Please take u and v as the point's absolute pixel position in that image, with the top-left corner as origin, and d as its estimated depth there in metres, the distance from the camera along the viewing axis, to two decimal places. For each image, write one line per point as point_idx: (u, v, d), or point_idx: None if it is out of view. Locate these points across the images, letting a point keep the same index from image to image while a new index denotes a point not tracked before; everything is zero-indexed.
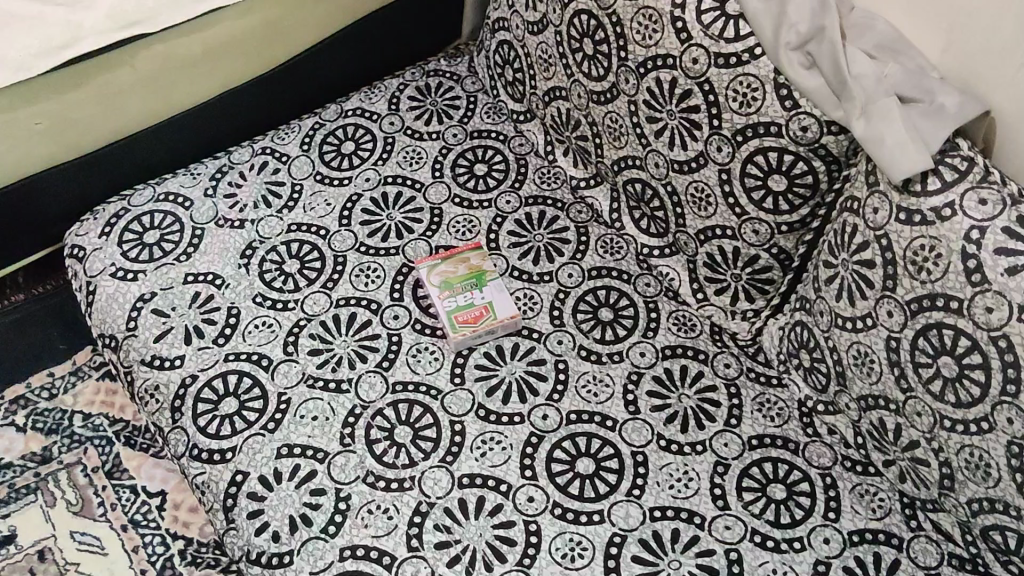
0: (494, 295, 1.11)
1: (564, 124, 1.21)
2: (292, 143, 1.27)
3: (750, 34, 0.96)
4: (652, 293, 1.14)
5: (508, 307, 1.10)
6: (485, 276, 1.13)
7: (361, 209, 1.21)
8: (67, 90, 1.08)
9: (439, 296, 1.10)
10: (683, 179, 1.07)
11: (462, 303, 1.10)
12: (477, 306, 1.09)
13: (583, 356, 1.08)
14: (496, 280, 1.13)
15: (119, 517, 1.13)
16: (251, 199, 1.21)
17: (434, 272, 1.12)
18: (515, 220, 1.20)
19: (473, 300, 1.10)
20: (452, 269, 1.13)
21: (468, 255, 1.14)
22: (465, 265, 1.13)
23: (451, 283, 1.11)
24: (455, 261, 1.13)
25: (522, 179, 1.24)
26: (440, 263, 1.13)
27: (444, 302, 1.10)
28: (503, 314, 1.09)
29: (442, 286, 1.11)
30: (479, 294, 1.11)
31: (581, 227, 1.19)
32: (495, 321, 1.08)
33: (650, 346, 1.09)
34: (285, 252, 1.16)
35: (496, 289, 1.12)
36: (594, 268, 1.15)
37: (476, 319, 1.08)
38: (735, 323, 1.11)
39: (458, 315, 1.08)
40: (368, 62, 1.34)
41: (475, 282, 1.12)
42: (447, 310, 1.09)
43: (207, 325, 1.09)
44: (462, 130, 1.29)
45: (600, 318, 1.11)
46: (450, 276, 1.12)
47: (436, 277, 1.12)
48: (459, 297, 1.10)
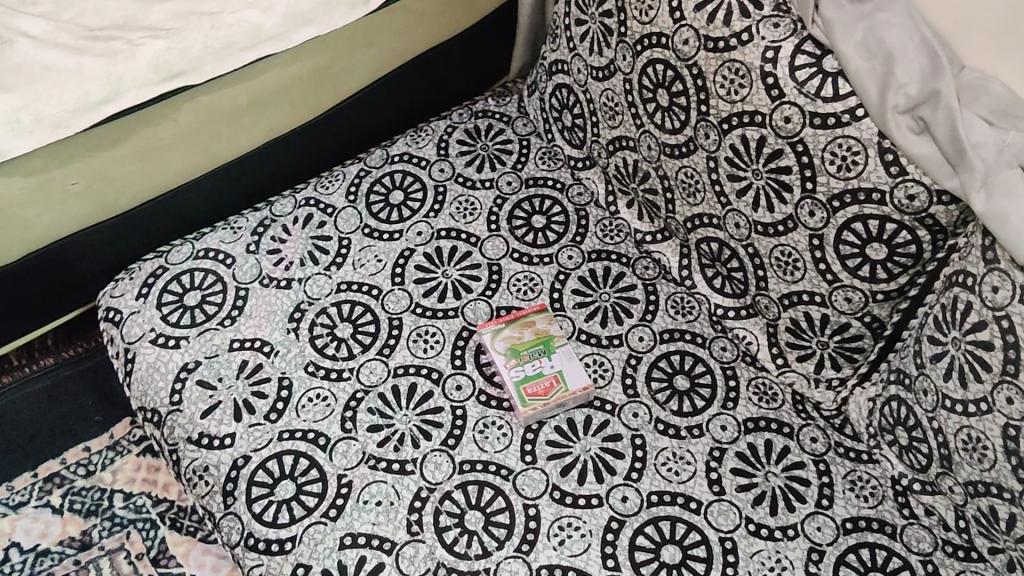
0: (564, 364, 1.04)
1: (630, 175, 1.14)
2: (337, 193, 1.19)
3: (852, 94, 0.90)
4: (729, 358, 1.07)
5: (580, 378, 1.03)
6: (553, 342, 1.06)
7: (415, 265, 1.13)
8: (109, 147, 1.01)
9: (505, 365, 1.03)
10: (768, 242, 1.01)
11: (530, 372, 1.02)
12: (547, 377, 1.02)
13: (661, 430, 1.01)
14: (565, 347, 1.06)
15: None
16: (297, 256, 1.14)
17: (499, 336, 1.05)
18: (579, 277, 1.12)
19: (542, 370, 1.03)
20: (518, 334, 1.05)
21: (534, 318, 1.07)
22: (531, 329, 1.06)
23: (518, 349, 1.04)
24: (520, 325, 1.06)
25: (584, 231, 1.16)
26: (505, 327, 1.06)
27: (511, 372, 1.02)
28: (575, 385, 1.02)
29: (509, 353, 1.04)
30: (547, 363, 1.03)
31: (649, 285, 1.12)
32: (568, 393, 1.01)
33: (732, 419, 1.02)
34: (336, 315, 1.09)
35: (565, 357, 1.04)
36: (665, 330, 1.08)
37: (547, 391, 1.01)
38: (819, 392, 1.04)
39: (528, 386, 1.01)
40: (416, 102, 1.27)
41: (543, 349, 1.05)
42: (515, 380, 1.02)
43: (258, 399, 1.02)
44: (517, 178, 1.21)
45: (676, 387, 1.04)
46: (517, 342, 1.05)
47: (501, 343, 1.05)
48: (527, 366, 1.03)
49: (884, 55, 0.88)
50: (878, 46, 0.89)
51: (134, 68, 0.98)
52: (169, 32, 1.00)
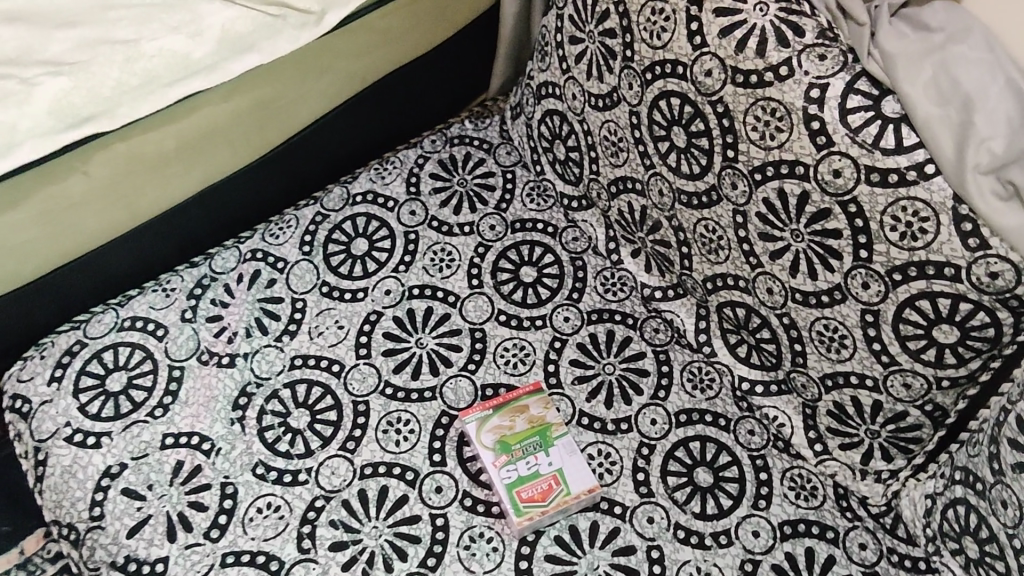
0: (564, 461, 0.87)
1: (636, 222, 0.98)
2: (289, 244, 1.02)
3: (919, 146, 0.71)
4: (758, 445, 0.90)
5: (584, 476, 0.86)
6: (551, 433, 0.89)
7: (383, 332, 0.96)
8: (5, 211, 0.82)
9: (494, 463, 0.86)
10: (808, 313, 0.84)
11: (525, 472, 0.85)
12: (545, 478, 0.85)
13: (681, 538, 0.85)
14: (566, 438, 0.89)
15: None
16: (241, 325, 0.96)
17: (485, 427, 0.88)
18: (577, 344, 0.95)
19: (539, 469, 0.86)
20: (508, 424, 0.88)
21: (527, 403, 0.90)
22: (524, 416, 0.89)
23: (508, 443, 0.87)
24: (511, 413, 0.89)
25: (581, 286, 0.99)
26: (493, 415, 0.89)
27: (502, 472, 0.85)
28: (579, 487, 0.85)
29: (498, 448, 0.87)
30: (545, 461, 0.87)
31: (660, 353, 0.95)
32: (570, 498, 0.84)
33: (765, 522, 0.86)
34: (289, 400, 0.91)
35: (566, 451, 0.88)
36: (682, 411, 0.92)
37: (545, 495, 0.84)
38: (866, 486, 0.88)
39: (522, 490, 0.84)
40: (379, 130, 1.09)
41: (539, 442, 0.88)
42: (506, 483, 0.85)
43: (196, 512, 0.85)
44: (501, 220, 1.04)
45: (697, 483, 0.87)
46: (507, 434, 0.88)
47: (489, 436, 0.87)
48: (520, 464, 0.86)
49: (962, 99, 0.69)
50: (953, 87, 0.70)
51: (30, 113, 0.79)
52: (73, 67, 0.82)
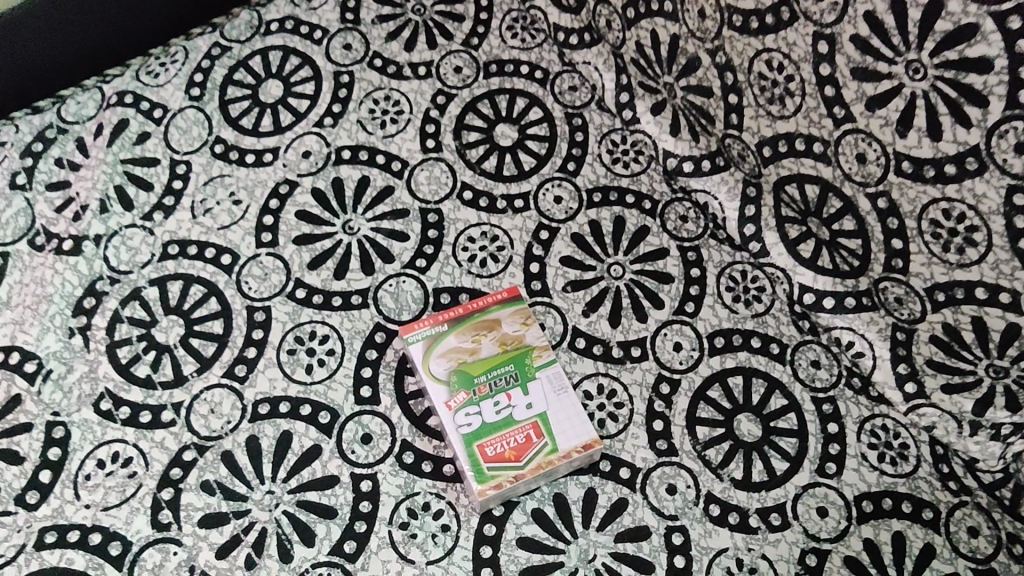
0: (550, 400, 0.59)
1: (661, 62, 0.69)
2: (173, 85, 0.73)
3: None
4: (825, 384, 0.63)
5: (578, 424, 0.59)
6: (531, 359, 0.61)
7: (296, 211, 0.67)
8: None
9: (446, 403, 0.59)
10: (920, 191, 0.56)
11: (491, 418, 0.58)
12: (520, 427, 0.58)
13: (715, 517, 0.59)
14: (553, 365, 0.61)
15: None
16: (95, 195, 0.68)
17: (436, 351, 0.61)
18: (572, 233, 0.67)
19: (513, 413, 0.59)
20: (469, 347, 0.61)
21: (498, 316, 0.62)
22: (493, 336, 0.62)
23: (469, 375, 0.60)
24: (474, 331, 0.62)
25: (580, 153, 0.71)
26: (446, 333, 0.61)
27: (457, 418, 0.58)
28: (570, 441, 0.58)
29: (452, 382, 0.60)
30: (521, 400, 0.59)
31: (689, 249, 0.67)
32: (557, 457, 0.57)
33: (836, 496, 0.59)
34: (157, 304, 0.64)
35: (553, 386, 0.60)
36: (716, 332, 0.64)
37: (518, 453, 0.57)
38: (978, 446, 0.60)
39: (486, 445, 0.57)
40: None
41: (513, 373, 0.60)
42: (464, 434, 0.58)
43: (7, 467, 0.58)
44: (471, 61, 0.75)
45: (739, 437, 0.61)
46: (467, 362, 0.60)
47: (440, 364, 0.60)
48: (485, 406, 0.59)
49: None
50: None
51: None
52: None
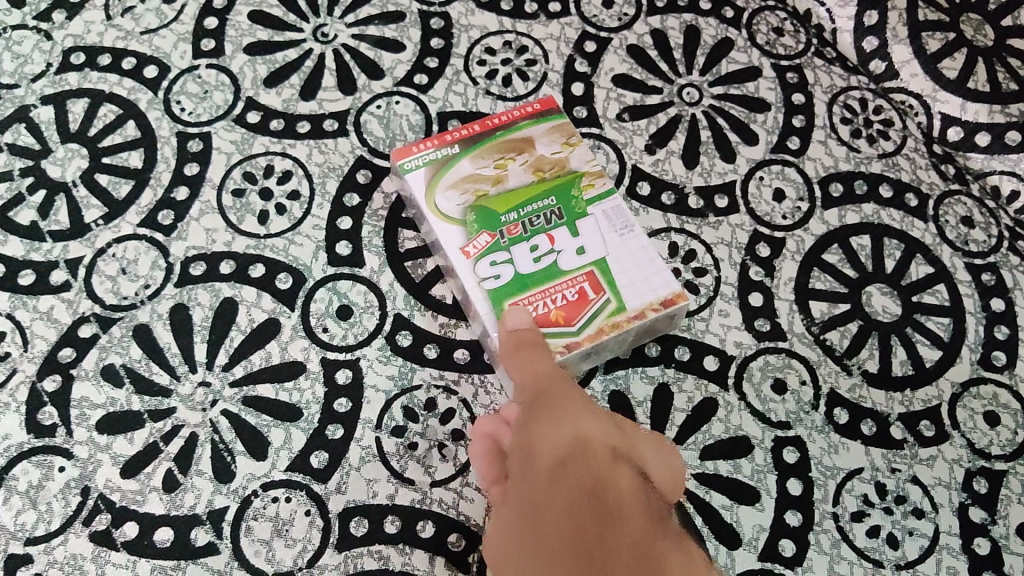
0: (611, 242, 0.41)
1: None
2: None
3: None
4: (983, 247, 0.45)
5: (654, 273, 0.40)
6: (580, 187, 0.42)
7: (250, 14, 0.49)
8: None
9: (461, 250, 0.40)
10: None
11: (526, 269, 0.40)
12: (570, 281, 0.40)
13: (843, 426, 0.41)
14: (613, 196, 0.42)
15: None
16: None
17: (446, 178, 0.42)
18: (629, 46, 0.49)
19: (558, 261, 0.40)
20: (493, 173, 0.42)
21: (531, 133, 0.43)
22: (524, 157, 0.43)
23: (493, 211, 0.41)
24: (498, 152, 0.43)
25: None
26: (458, 154, 0.42)
27: (478, 270, 0.40)
28: (643, 297, 0.39)
29: (469, 220, 0.41)
30: (569, 243, 0.41)
31: (788, 69, 0.49)
32: (625, 321, 0.39)
33: (1008, 398, 0.42)
34: (49, 128, 0.45)
35: (613, 223, 0.41)
36: (831, 177, 0.46)
37: (569, 315, 0.39)
38: None
39: (522, 306, 0.39)
40: None
41: (556, 206, 0.42)
42: (490, 292, 0.39)
43: None
44: None
45: (870, 317, 0.43)
46: (488, 192, 0.42)
47: (451, 195, 0.41)
48: (519, 252, 0.40)
49: None
50: None
51: None
52: None
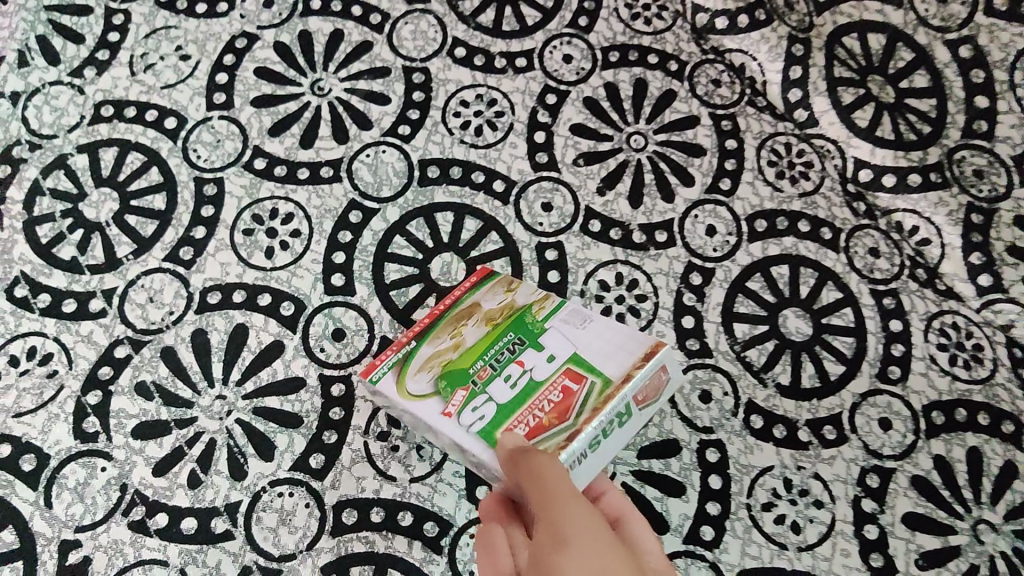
0: (575, 339, 0.42)
1: None
2: None
3: None
4: (886, 275, 0.53)
5: (621, 343, 0.41)
6: (532, 312, 0.43)
7: (256, 69, 0.56)
8: None
9: (442, 413, 0.40)
10: (1014, 34, 0.48)
11: (507, 398, 0.40)
12: (550, 383, 0.40)
13: (759, 431, 0.49)
14: (565, 307, 0.43)
15: None
16: (13, 45, 0.56)
17: (415, 372, 0.42)
18: (586, 98, 0.57)
19: (533, 374, 0.40)
20: (453, 345, 0.42)
21: (478, 296, 0.45)
22: (476, 314, 0.43)
23: (460, 367, 0.41)
24: (454, 325, 0.43)
25: (595, 5, 0.59)
26: (417, 347, 0.42)
27: (462, 420, 0.40)
28: (623, 362, 0.40)
29: (443, 388, 0.41)
30: (540, 364, 0.41)
31: (724, 117, 0.57)
32: (615, 394, 0.39)
33: (900, 406, 0.50)
34: (83, 174, 0.53)
35: (573, 323, 0.42)
36: (757, 214, 0.54)
37: (561, 413, 0.39)
38: None
39: (514, 426, 0.38)
40: None
41: (516, 337, 0.42)
42: (478, 431, 0.39)
43: None
44: None
45: (785, 336, 0.51)
46: (452, 357, 0.42)
47: (420, 377, 0.41)
48: (494, 387, 0.40)
49: None
50: None
51: None
52: None
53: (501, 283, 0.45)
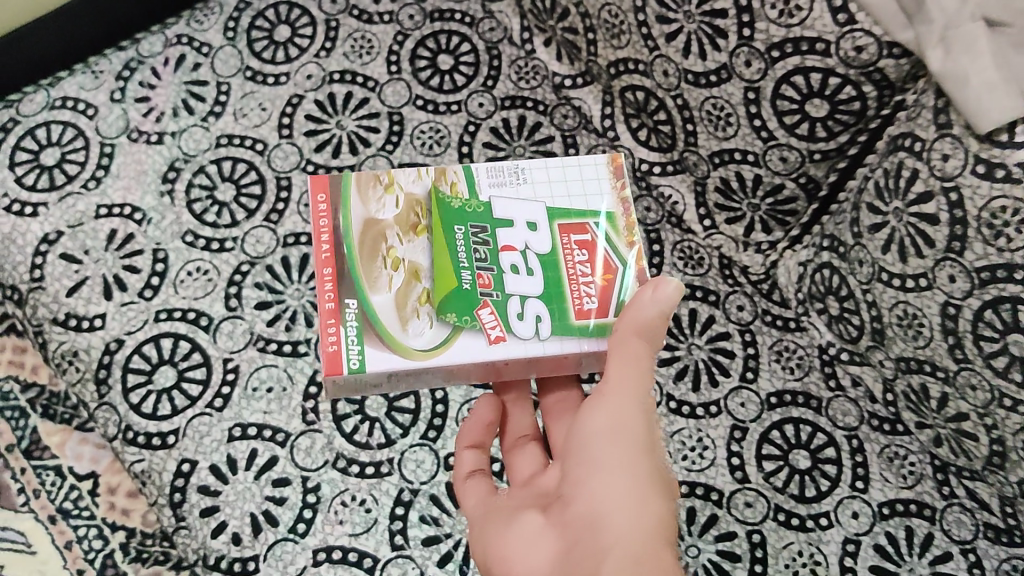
0: (541, 200, 0.65)
1: (547, 11, 1.03)
2: (214, 29, 1.04)
3: None
4: (653, 221, 0.98)
5: (575, 186, 0.66)
6: (451, 198, 0.64)
7: (304, 115, 1.01)
8: None
9: (493, 334, 0.61)
10: (698, 93, 0.92)
11: (539, 278, 0.63)
12: (562, 245, 0.64)
13: None
14: (476, 177, 0.65)
15: (46, 508, 0.85)
16: (169, 105, 1.01)
17: (391, 320, 0.61)
18: (490, 127, 1.01)
19: (536, 249, 0.63)
20: (400, 273, 0.62)
21: (360, 212, 0.64)
22: (406, 231, 0.64)
23: (454, 288, 0.61)
24: (374, 263, 0.62)
25: (495, 74, 1.04)
26: (362, 300, 0.61)
27: (523, 331, 0.61)
28: (600, 186, 0.66)
29: (459, 320, 0.61)
30: (521, 240, 0.64)
31: (569, 136, 1.02)
32: (617, 217, 0.65)
33: None
34: (215, 175, 0.97)
35: (515, 191, 0.65)
36: None
37: (602, 266, 0.63)
38: (748, 256, 0.97)
39: (579, 301, 0.62)
40: None
41: (475, 231, 0.64)
42: (552, 330, 0.61)
43: (131, 275, 0.91)
44: (419, 10, 1.06)
45: None
46: (419, 286, 0.62)
47: (417, 326, 0.61)
48: (518, 280, 0.63)
49: None
50: None
51: None
52: None
53: (353, 197, 0.64)
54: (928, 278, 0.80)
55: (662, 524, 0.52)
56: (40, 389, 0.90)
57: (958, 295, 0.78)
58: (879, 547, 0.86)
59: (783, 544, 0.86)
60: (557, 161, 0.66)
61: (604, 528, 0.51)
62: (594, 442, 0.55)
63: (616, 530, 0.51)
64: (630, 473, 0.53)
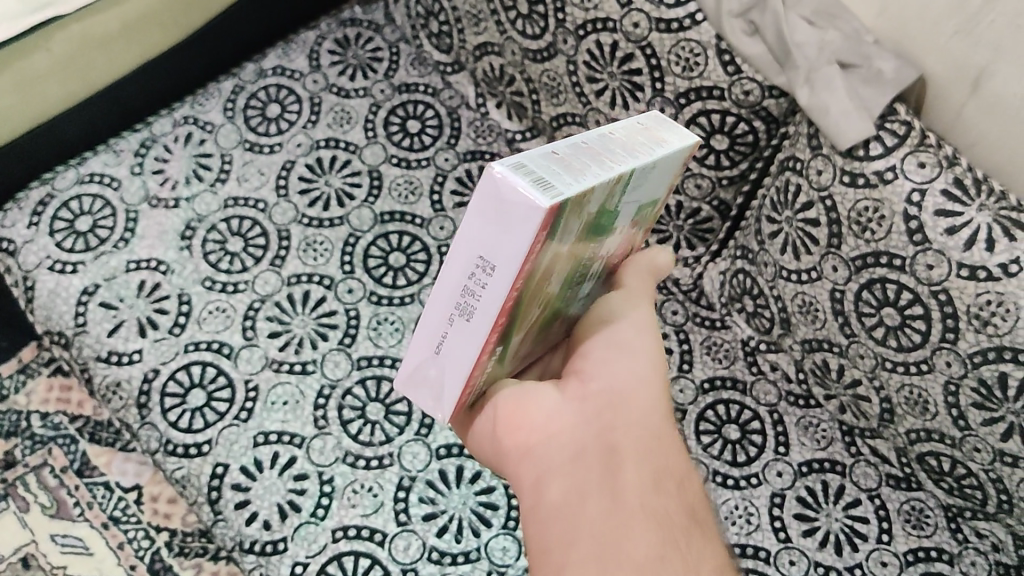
0: (646, 192, 0.66)
1: (497, 79, 1.24)
2: (215, 109, 1.22)
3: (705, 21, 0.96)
4: None
5: (673, 166, 0.66)
6: (605, 206, 0.59)
7: (298, 177, 1.19)
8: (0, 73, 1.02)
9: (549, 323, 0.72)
10: None
11: (596, 265, 0.71)
12: (627, 229, 0.71)
13: None
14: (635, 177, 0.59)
15: (98, 516, 1.19)
16: (182, 175, 1.17)
17: (507, 349, 0.65)
18: (456, 177, 1.22)
19: (612, 244, 0.69)
20: (531, 306, 0.63)
21: (545, 251, 0.54)
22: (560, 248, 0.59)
23: (549, 306, 0.68)
24: (522, 299, 0.60)
25: (457, 134, 1.25)
26: (498, 341, 0.61)
27: (566, 310, 0.73)
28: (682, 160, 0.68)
29: (534, 330, 0.70)
30: (609, 238, 0.68)
31: None
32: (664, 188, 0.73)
33: None
34: (226, 230, 1.14)
35: (643, 186, 0.63)
36: None
37: (633, 230, 0.74)
38: (678, 270, 1.18)
39: (608, 269, 0.75)
40: (271, 25, 1.31)
41: (595, 239, 0.64)
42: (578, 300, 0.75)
43: (161, 316, 1.08)
44: (389, 85, 1.27)
45: None
46: (534, 311, 0.65)
47: (516, 348, 0.67)
48: (585, 275, 0.71)
49: None
50: None
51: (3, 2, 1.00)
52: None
53: (553, 234, 0.53)
54: (817, 270, 0.99)
55: (663, 414, 0.66)
56: (85, 420, 1.25)
57: (841, 281, 0.97)
58: (800, 497, 1.04)
59: (722, 501, 1.04)
60: (680, 148, 0.64)
61: (627, 408, 0.64)
62: (621, 345, 0.68)
63: (634, 411, 0.64)
64: (647, 372, 0.67)
